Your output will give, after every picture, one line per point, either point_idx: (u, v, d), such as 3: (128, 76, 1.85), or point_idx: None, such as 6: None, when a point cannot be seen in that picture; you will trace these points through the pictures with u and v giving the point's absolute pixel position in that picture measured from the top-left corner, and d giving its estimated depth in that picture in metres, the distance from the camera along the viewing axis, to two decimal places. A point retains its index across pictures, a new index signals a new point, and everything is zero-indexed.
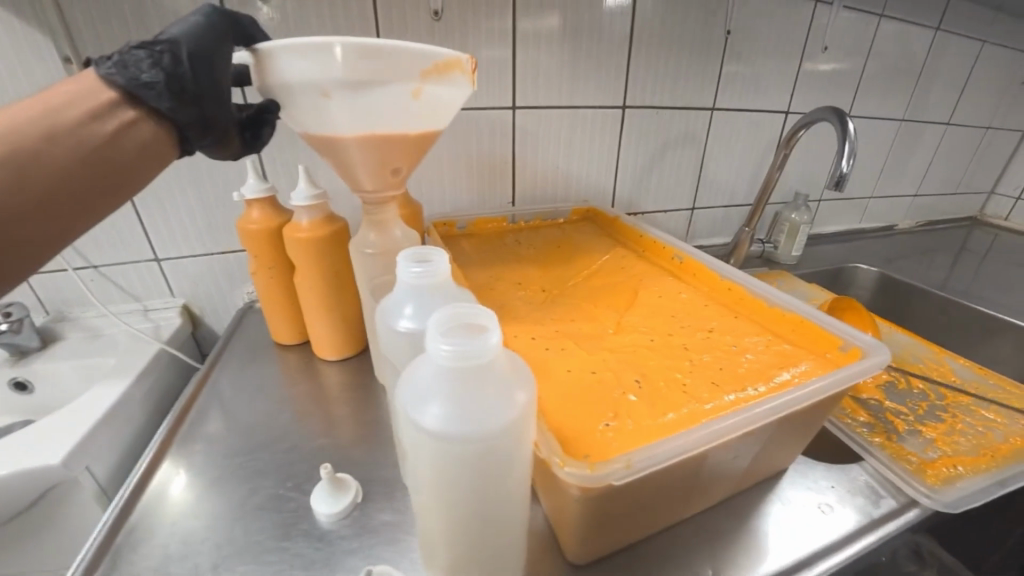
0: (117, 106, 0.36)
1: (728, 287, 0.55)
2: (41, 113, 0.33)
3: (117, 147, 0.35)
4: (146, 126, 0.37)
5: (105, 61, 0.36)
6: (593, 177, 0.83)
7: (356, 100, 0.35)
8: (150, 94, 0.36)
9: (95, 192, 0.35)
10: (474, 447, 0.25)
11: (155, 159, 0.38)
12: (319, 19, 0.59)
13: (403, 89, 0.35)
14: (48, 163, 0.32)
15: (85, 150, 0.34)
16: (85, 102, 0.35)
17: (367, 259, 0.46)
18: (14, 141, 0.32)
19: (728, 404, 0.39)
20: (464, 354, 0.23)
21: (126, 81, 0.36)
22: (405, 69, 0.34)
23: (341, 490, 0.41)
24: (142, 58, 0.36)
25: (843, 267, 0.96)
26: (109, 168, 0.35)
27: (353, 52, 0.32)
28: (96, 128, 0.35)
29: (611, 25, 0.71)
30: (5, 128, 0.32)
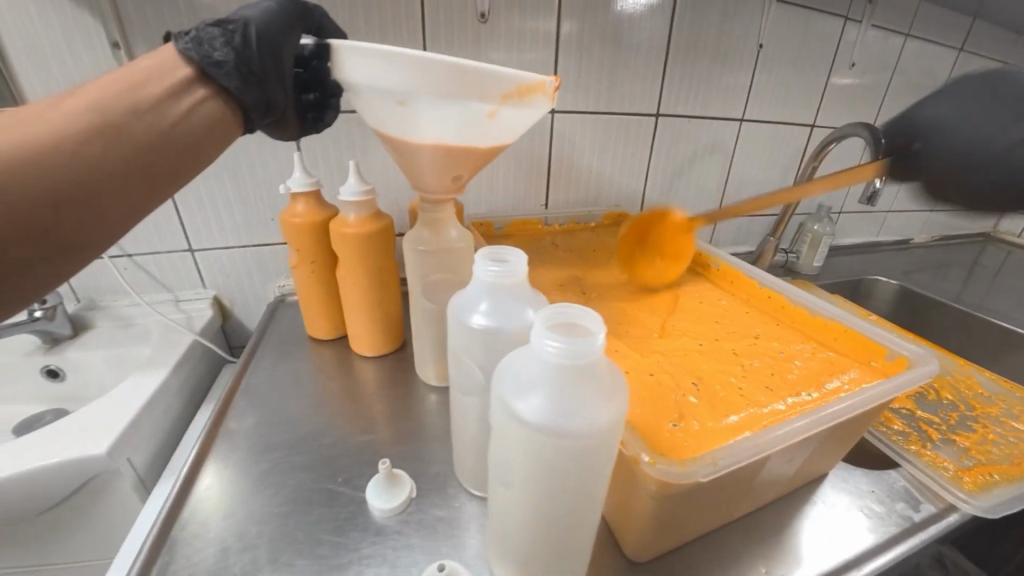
0: (191, 84, 0.35)
1: (767, 295, 0.56)
2: (120, 87, 0.31)
3: (191, 126, 0.34)
4: (215, 105, 0.36)
5: (181, 36, 0.35)
6: (623, 182, 0.83)
7: (433, 113, 0.35)
8: (219, 73, 0.35)
9: (169, 172, 0.33)
10: (570, 443, 0.25)
11: (221, 139, 0.37)
12: (369, 18, 0.60)
13: (480, 109, 0.35)
14: (131, 139, 0.30)
15: (165, 127, 0.32)
16: (161, 79, 0.33)
17: (419, 257, 0.47)
18: (97, 114, 0.30)
19: (785, 409, 0.39)
20: (572, 351, 0.24)
21: (199, 58, 0.35)
22: (488, 89, 0.34)
23: (395, 487, 0.40)
24: (216, 37, 0.36)
25: (863, 278, 0.97)
26: (185, 147, 0.33)
27: (441, 69, 0.32)
28: (173, 106, 0.33)
29: (650, 33, 0.72)
30: (88, 101, 0.30)
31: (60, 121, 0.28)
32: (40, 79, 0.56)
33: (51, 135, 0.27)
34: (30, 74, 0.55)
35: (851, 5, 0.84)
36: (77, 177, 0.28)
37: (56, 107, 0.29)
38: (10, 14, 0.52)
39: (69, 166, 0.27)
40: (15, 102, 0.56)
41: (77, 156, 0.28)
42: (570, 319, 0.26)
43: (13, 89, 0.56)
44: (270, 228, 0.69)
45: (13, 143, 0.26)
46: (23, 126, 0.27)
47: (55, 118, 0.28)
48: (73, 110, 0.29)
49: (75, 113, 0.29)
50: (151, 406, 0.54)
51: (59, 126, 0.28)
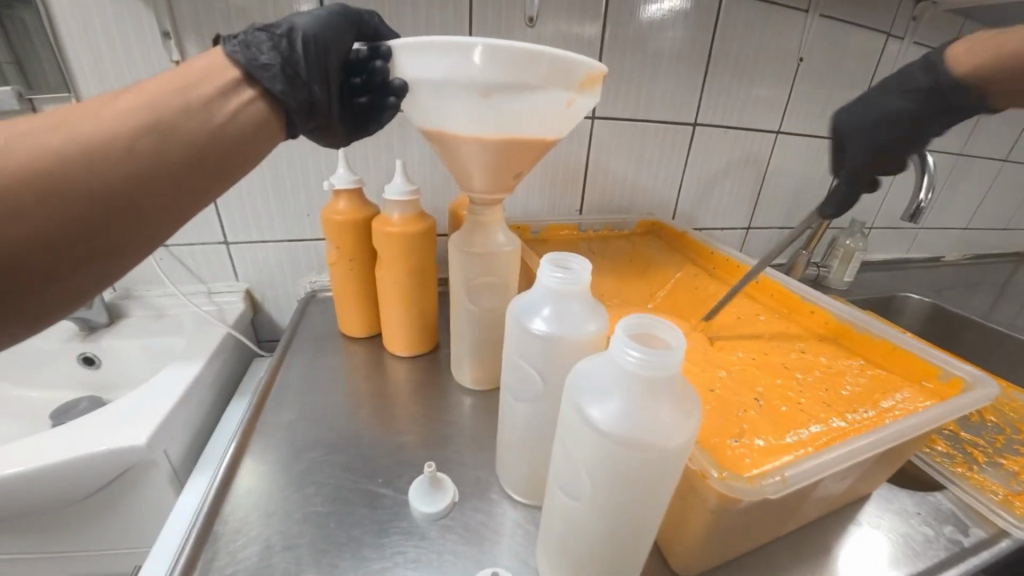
0: (239, 85, 0.33)
1: (810, 309, 0.54)
2: (172, 86, 0.30)
3: (240, 126, 0.32)
4: (263, 106, 0.34)
5: (230, 40, 0.33)
6: (656, 190, 0.83)
7: (501, 103, 0.35)
8: (265, 75, 0.33)
9: (218, 173, 0.31)
10: (646, 456, 0.23)
11: (270, 140, 0.35)
12: (416, 19, 0.60)
13: (547, 97, 0.36)
14: (180, 138, 0.29)
15: (215, 127, 0.30)
16: (213, 78, 0.32)
17: (467, 258, 0.47)
18: (148, 112, 0.28)
19: (846, 427, 0.37)
20: (653, 362, 0.23)
21: (246, 61, 0.33)
22: (561, 77, 0.35)
23: (438, 490, 0.39)
24: (264, 40, 0.34)
25: (894, 295, 0.96)
26: (234, 148, 0.31)
27: (513, 57, 0.33)
28: (223, 106, 0.31)
29: (692, 42, 0.72)
30: (140, 100, 0.29)
31: (111, 119, 0.27)
32: (93, 70, 0.57)
33: (101, 135, 0.26)
34: (84, 65, 0.56)
35: (894, 20, 0.83)
36: (123, 178, 0.26)
37: (109, 106, 0.28)
38: (68, 6, 0.53)
39: (116, 166, 0.26)
40: (67, 91, 0.57)
41: (125, 155, 0.27)
42: (644, 329, 0.26)
43: (66, 79, 0.57)
44: (305, 224, 0.69)
45: (62, 143, 0.25)
46: (75, 126, 0.26)
47: (106, 117, 0.27)
48: (125, 109, 0.28)
49: (124, 113, 0.28)
50: (187, 398, 0.54)
51: (108, 125, 0.27)
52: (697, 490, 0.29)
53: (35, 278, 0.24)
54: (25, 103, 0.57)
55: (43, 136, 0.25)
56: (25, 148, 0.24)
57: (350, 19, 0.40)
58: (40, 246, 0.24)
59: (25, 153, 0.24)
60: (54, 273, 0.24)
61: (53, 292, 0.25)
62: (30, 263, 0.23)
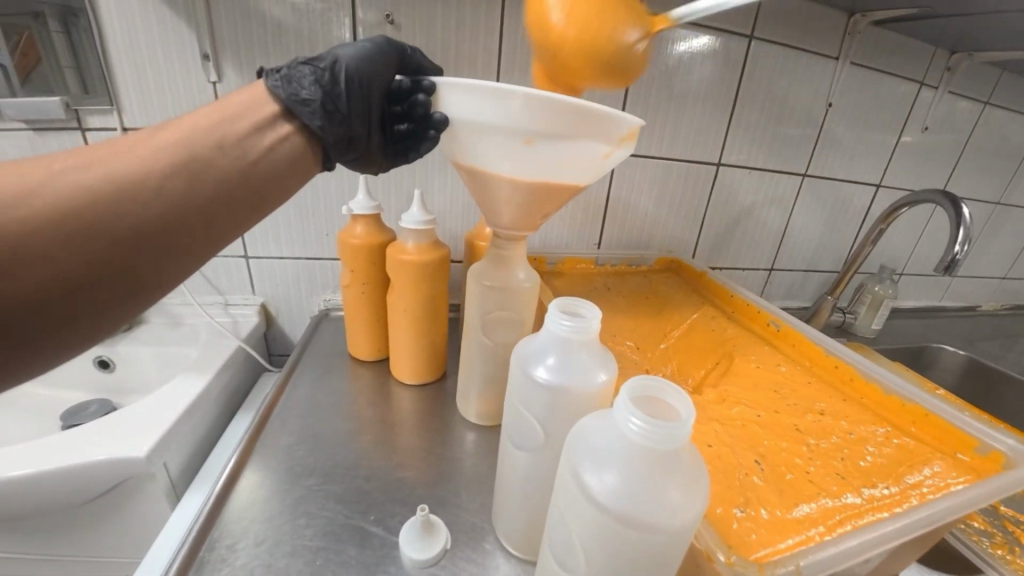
0: (277, 120, 0.33)
1: (835, 364, 0.52)
2: (210, 122, 0.31)
3: (273, 162, 0.32)
4: (300, 142, 0.34)
5: (272, 74, 0.34)
6: (677, 227, 0.82)
7: (538, 151, 0.36)
8: (304, 111, 0.34)
9: (247, 208, 0.31)
10: (643, 535, 0.22)
11: (303, 174, 0.35)
12: (444, 53, 0.62)
13: (584, 147, 0.36)
14: (212, 175, 0.29)
15: (247, 163, 0.31)
16: (250, 113, 0.32)
17: (484, 291, 0.47)
18: (183, 149, 0.29)
19: (862, 503, 0.34)
20: (656, 435, 0.21)
21: (287, 96, 0.33)
22: (600, 129, 0.35)
23: (431, 534, 0.37)
24: (306, 75, 0.34)
25: (926, 346, 0.91)
26: (265, 183, 0.32)
27: (555, 108, 0.33)
28: (257, 141, 0.32)
29: (719, 83, 0.72)
30: (177, 136, 0.29)
31: (145, 157, 0.28)
32: (134, 86, 0.59)
33: (135, 173, 0.27)
34: (127, 82, 0.59)
35: (927, 71, 0.82)
36: (150, 217, 0.27)
37: (149, 140, 0.29)
38: (119, 27, 0.56)
39: (147, 205, 0.27)
40: (110, 103, 0.60)
41: (156, 193, 0.27)
42: (653, 396, 0.24)
43: (110, 91, 0.59)
44: (324, 243, 0.70)
45: (96, 181, 0.26)
46: (111, 162, 0.27)
47: (141, 154, 0.28)
48: (161, 146, 0.29)
49: (164, 149, 0.28)
50: (192, 411, 0.54)
51: (142, 163, 0.27)
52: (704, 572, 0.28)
53: (61, 315, 0.25)
54: (71, 113, 0.60)
55: (80, 173, 0.26)
56: (61, 187, 0.25)
57: (391, 52, 0.41)
58: (66, 285, 0.24)
59: (59, 191, 0.25)
60: (80, 310, 0.25)
61: (77, 327, 0.26)
62: (55, 302, 0.24)
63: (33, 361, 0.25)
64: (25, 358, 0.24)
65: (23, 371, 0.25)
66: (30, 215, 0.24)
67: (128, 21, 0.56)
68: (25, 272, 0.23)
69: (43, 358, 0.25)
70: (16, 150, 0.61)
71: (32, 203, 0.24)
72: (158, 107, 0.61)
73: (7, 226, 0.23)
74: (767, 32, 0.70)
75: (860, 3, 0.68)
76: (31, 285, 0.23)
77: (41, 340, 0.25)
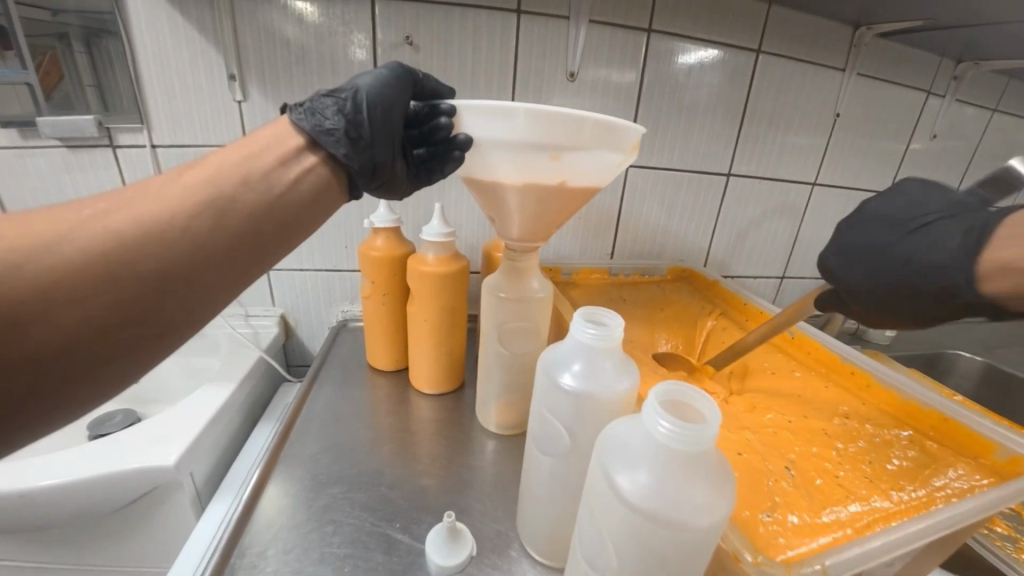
0: (302, 152, 0.35)
1: (850, 370, 0.52)
2: (237, 159, 0.32)
3: (298, 194, 0.33)
4: (323, 172, 0.36)
5: (296, 108, 0.36)
6: (689, 237, 0.83)
7: (549, 165, 0.37)
8: (329, 140, 0.35)
9: (272, 243, 0.32)
10: (675, 535, 0.22)
11: (328, 204, 0.36)
12: (460, 71, 0.64)
13: (596, 156, 0.38)
14: (238, 211, 0.30)
15: (272, 198, 0.32)
16: (276, 149, 0.34)
17: (499, 302, 0.48)
18: (210, 187, 0.30)
19: (883, 507, 0.34)
20: (688, 436, 0.22)
21: (311, 127, 0.35)
22: (605, 139, 0.37)
23: (457, 542, 0.38)
24: (329, 106, 0.36)
25: (941, 352, 0.91)
26: (290, 216, 0.33)
27: (560, 121, 0.35)
28: (283, 175, 0.33)
29: (727, 96, 0.73)
30: (206, 175, 0.30)
31: (173, 197, 0.29)
32: (162, 105, 0.62)
33: (164, 213, 0.28)
34: (155, 101, 0.61)
35: (934, 80, 0.84)
36: (181, 256, 0.27)
37: (177, 181, 0.30)
38: (151, 51, 0.59)
39: (174, 245, 0.27)
40: (140, 122, 0.62)
41: (184, 232, 0.28)
42: (679, 398, 0.25)
43: (140, 111, 0.61)
44: (342, 256, 0.72)
45: (125, 224, 0.27)
46: (141, 205, 0.28)
47: (170, 194, 0.29)
48: (190, 185, 0.29)
49: (193, 189, 0.29)
50: (216, 420, 0.55)
51: (172, 203, 0.28)
52: (732, 572, 0.28)
53: (89, 361, 0.25)
54: (103, 131, 0.62)
55: (110, 217, 0.27)
56: (90, 232, 0.26)
57: (407, 77, 0.43)
58: (93, 331, 0.25)
59: (88, 237, 0.26)
60: (105, 357, 0.25)
61: (104, 374, 0.26)
62: (80, 349, 0.24)
63: (58, 412, 0.25)
64: (53, 407, 0.25)
65: (47, 421, 0.25)
66: (59, 262, 0.24)
67: (159, 45, 0.59)
68: (53, 320, 0.24)
69: (71, 407, 0.25)
70: (51, 168, 0.63)
71: (61, 250, 0.25)
72: (185, 125, 0.63)
73: (38, 274, 0.24)
74: (775, 46, 0.72)
75: (866, 17, 0.70)
76: (60, 333, 0.24)
77: (68, 388, 0.25)
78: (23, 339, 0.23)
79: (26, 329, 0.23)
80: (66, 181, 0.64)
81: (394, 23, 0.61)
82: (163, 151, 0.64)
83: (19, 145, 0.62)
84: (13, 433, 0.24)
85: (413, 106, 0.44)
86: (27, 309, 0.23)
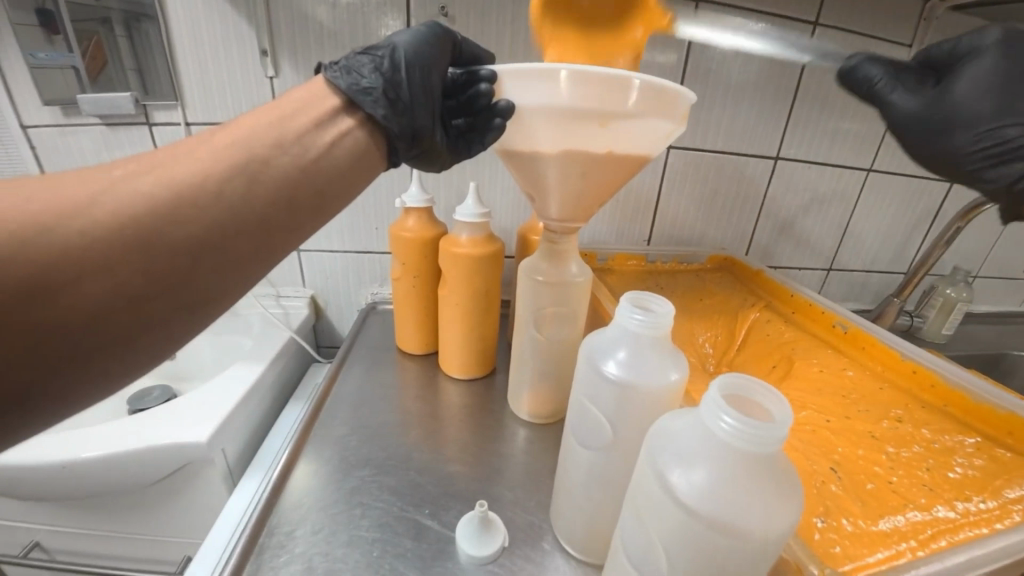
0: (338, 114, 0.33)
1: (911, 369, 0.47)
2: (268, 121, 0.30)
3: (334, 158, 0.31)
4: (360, 136, 0.33)
5: (332, 66, 0.34)
6: (730, 224, 0.79)
7: (594, 133, 0.35)
8: (367, 100, 0.33)
9: (306, 212, 0.30)
10: (732, 543, 0.20)
11: (364, 172, 0.34)
12: (496, 46, 0.62)
13: (647, 122, 0.35)
14: (271, 177, 0.28)
15: (307, 162, 0.30)
16: (310, 111, 0.31)
17: (536, 285, 0.46)
18: (242, 150, 0.28)
19: (958, 516, 0.31)
20: (752, 434, 0.20)
21: (348, 86, 0.33)
22: (655, 105, 0.34)
23: (488, 532, 0.37)
24: (365, 64, 0.34)
25: (1004, 354, 0.84)
26: (325, 183, 0.30)
27: (606, 84, 0.32)
28: (317, 138, 0.31)
29: (779, 73, 0.68)
30: (236, 138, 0.29)
31: (205, 160, 0.27)
32: (196, 82, 0.61)
33: (194, 176, 0.26)
34: (190, 78, 0.61)
35: None
36: (211, 224, 0.26)
37: (207, 144, 0.28)
38: (186, 27, 0.59)
39: (206, 212, 0.26)
40: (175, 99, 0.62)
41: (216, 198, 0.26)
42: (739, 393, 0.23)
43: (175, 88, 0.61)
44: (372, 238, 0.71)
45: (156, 187, 0.25)
46: (171, 169, 0.26)
47: (201, 158, 0.27)
48: (221, 148, 0.28)
49: (226, 151, 0.28)
50: (248, 398, 0.56)
51: (203, 166, 0.26)
52: None
53: (123, 332, 0.24)
54: (140, 109, 0.62)
55: (140, 180, 0.25)
56: (120, 194, 0.24)
57: (446, 38, 0.41)
58: (124, 302, 0.23)
59: (117, 200, 0.24)
60: (138, 331, 0.24)
61: (136, 347, 0.24)
62: (113, 321, 0.23)
63: (92, 383, 0.24)
64: (87, 379, 0.23)
65: (83, 392, 0.24)
66: (91, 226, 0.23)
67: (193, 21, 0.58)
68: (85, 288, 0.22)
69: (105, 381, 0.24)
70: (91, 145, 0.64)
71: (91, 213, 0.23)
72: (218, 103, 0.63)
73: (68, 238, 0.22)
74: (834, 19, 0.67)
75: None
76: (92, 301, 0.22)
77: (101, 362, 0.23)
78: (55, 306, 0.22)
79: (58, 296, 0.22)
80: (105, 159, 0.65)
81: None
82: (197, 128, 0.64)
83: (61, 123, 0.63)
84: (44, 406, 0.23)
85: (451, 72, 0.42)
86: (60, 274, 0.22)
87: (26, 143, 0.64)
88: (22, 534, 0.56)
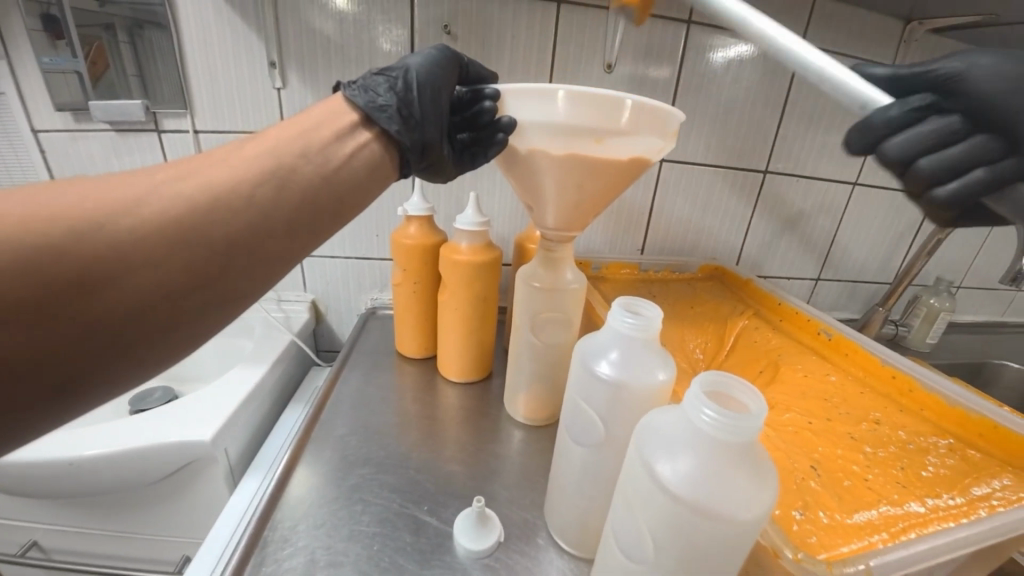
0: (357, 128, 0.35)
1: (892, 374, 0.49)
2: (295, 133, 0.32)
3: (353, 169, 0.33)
4: (376, 149, 0.35)
5: (350, 85, 0.36)
6: (721, 235, 0.81)
7: (591, 150, 0.37)
8: (382, 116, 0.36)
9: (328, 218, 0.32)
10: (713, 525, 0.22)
11: (379, 182, 0.36)
12: (497, 62, 0.64)
13: (641, 140, 0.37)
14: (297, 185, 0.30)
15: (330, 171, 0.32)
16: (332, 124, 0.34)
17: (533, 291, 0.48)
18: (272, 159, 0.30)
19: (926, 511, 0.33)
20: (731, 424, 0.22)
21: (366, 103, 0.35)
22: (649, 123, 0.36)
23: (485, 527, 0.38)
24: (381, 84, 0.37)
25: (986, 363, 0.86)
26: (344, 191, 0.32)
27: (600, 103, 0.35)
28: (338, 149, 0.33)
29: (767, 90, 0.71)
30: (264, 148, 0.30)
31: (238, 167, 0.29)
32: (205, 91, 0.63)
33: (229, 181, 0.28)
34: (199, 86, 0.63)
35: None
36: (243, 227, 0.27)
37: (240, 152, 0.30)
38: (197, 38, 0.61)
39: (239, 216, 0.27)
40: (184, 107, 0.64)
41: (248, 202, 0.28)
42: (722, 390, 0.25)
43: (183, 96, 0.63)
44: (373, 244, 0.73)
45: (195, 190, 0.27)
46: (207, 175, 0.28)
47: (234, 165, 0.29)
48: (252, 156, 0.30)
49: (258, 159, 0.30)
50: (250, 399, 0.57)
51: (237, 173, 0.28)
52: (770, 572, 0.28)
53: (160, 324, 0.25)
54: (150, 116, 0.64)
55: (179, 184, 0.27)
56: (163, 197, 0.26)
57: (454, 60, 0.43)
58: (162, 298, 0.25)
59: (160, 203, 0.26)
60: (172, 325, 0.25)
61: (167, 340, 0.26)
62: (151, 316, 0.24)
63: (128, 374, 0.25)
64: (125, 368, 0.25)
65: (118, 383, 0.25)
66: (139, 224, 0.25)
67: (204, 32, 0.60)
68: (128, 283, 0.24)
69: (138, 371, 0.25)
70: (101, 150, 0.66)
71: (137, 214, 0.25)
72: (226, 111, 0.65)
73: (117, 235, 0.24)
74: (820, 39, 0.70)
75: (920, 10, 0.67)
76: (133, 296, 0.24)
77: (135, 356, 0.25)
78: (99, 301, 0.23)
79: (104, 291, 0.23)
80: (114, 164, 0.67)
81: (433, 13, 0.61)
82: (205, 136, 0.66)
83: (72, 128, 0.65)
84: (83, 394, 0.24)
85: (459, 90, 0.45)
86: (109, 268, 0.23)
87: (37, 147, 0.66)
88: (20, 533, 0.57)
